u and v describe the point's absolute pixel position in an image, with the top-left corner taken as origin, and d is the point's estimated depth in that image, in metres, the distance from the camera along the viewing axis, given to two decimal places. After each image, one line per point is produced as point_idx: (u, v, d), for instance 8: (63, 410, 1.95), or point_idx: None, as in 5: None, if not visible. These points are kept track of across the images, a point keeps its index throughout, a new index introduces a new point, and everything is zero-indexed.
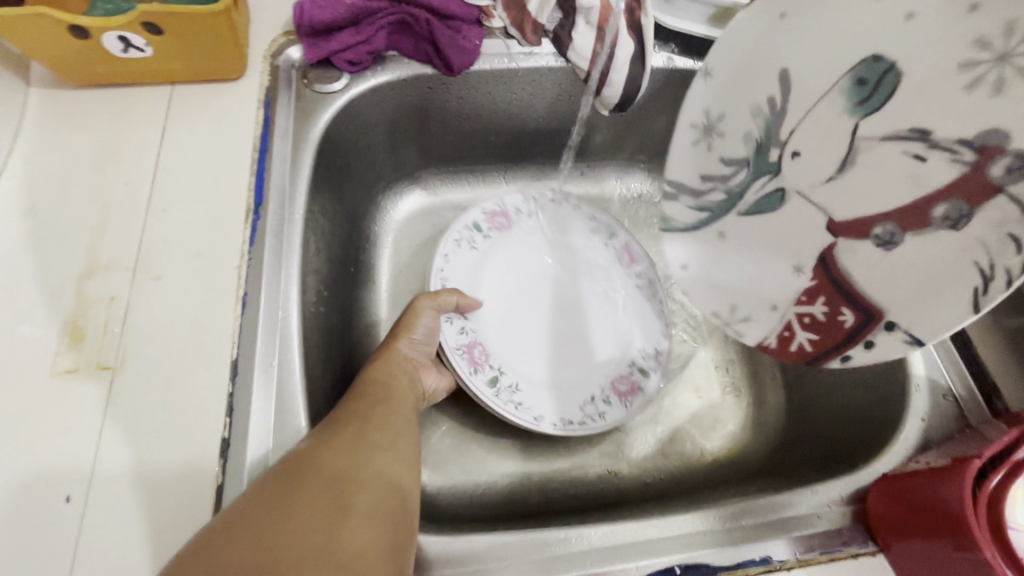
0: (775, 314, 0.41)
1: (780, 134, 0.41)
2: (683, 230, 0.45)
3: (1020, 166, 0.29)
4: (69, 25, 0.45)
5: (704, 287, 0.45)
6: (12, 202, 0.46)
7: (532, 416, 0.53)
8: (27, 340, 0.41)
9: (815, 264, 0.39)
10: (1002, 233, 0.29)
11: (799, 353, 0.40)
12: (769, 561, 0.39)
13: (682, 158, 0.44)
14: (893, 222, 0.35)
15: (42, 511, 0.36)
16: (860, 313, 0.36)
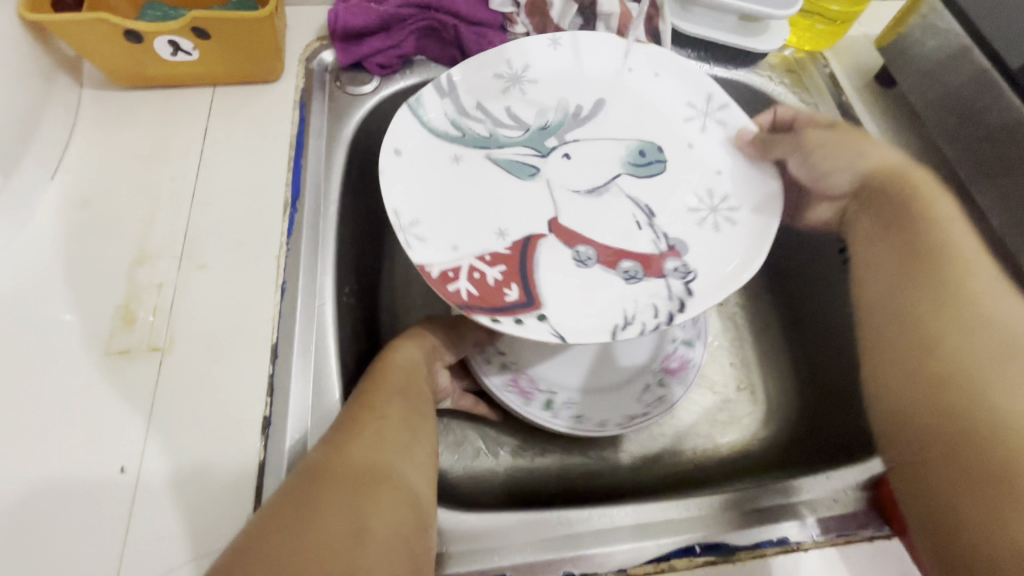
0: (450, 253, 0.43)
1: (563, 134, 0.50)
2: (427, 126, 0.48)
3: (678, 269, 0.43)
4: (125, 30, 0.48)
5: (413, 173, 0.45)
6: (69, 194, 0.49)
7: (597, 423, 0.56)
8: (82, 322, 0.44)
9: (516, 242, 0.44)
10: (651, 301, 0.42)
11: (455, 296, 0.40)
12: (786, 541, 0.40)
13: (484, 83, 0.51)
14: (595, 251, 0.45)
15: (101, 479, 0.39)
16: (522, 294, 0.41)
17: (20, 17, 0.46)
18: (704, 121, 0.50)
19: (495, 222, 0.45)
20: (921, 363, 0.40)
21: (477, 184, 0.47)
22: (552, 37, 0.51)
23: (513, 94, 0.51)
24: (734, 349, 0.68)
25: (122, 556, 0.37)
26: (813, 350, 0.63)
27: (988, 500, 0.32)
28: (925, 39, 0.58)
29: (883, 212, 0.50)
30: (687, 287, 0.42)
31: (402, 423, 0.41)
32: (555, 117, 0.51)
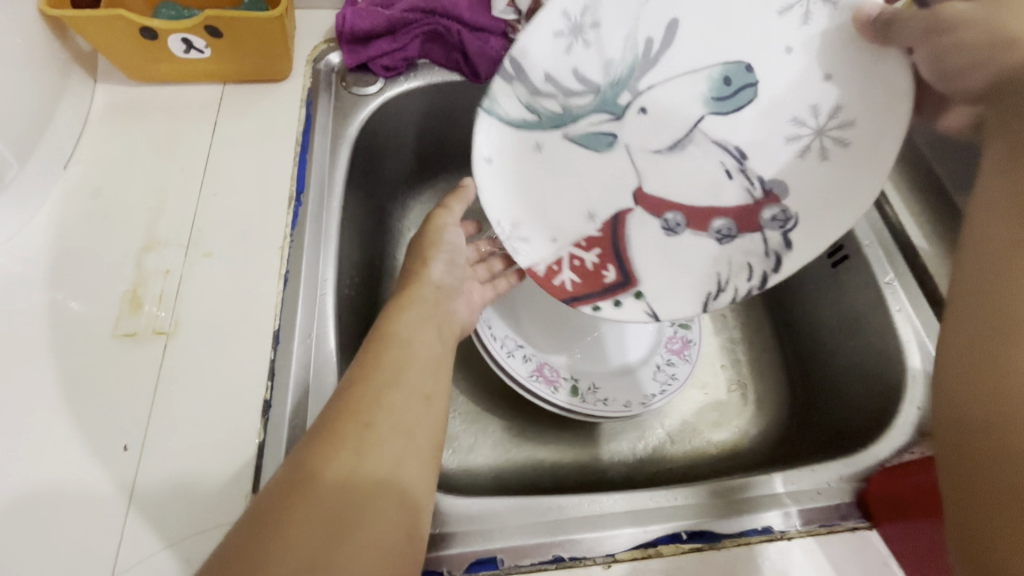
0: (552, 246, 0.48)
1: (637, 83, 0.47)
2: (506, 120, 0.46)
3: (776, 219, 0.46)
4: (141, 27, 0.50)
5: (502, 182, 0.47)
6: (80, 183, 0.51)
7: (622, 404, 0.59)
8: (91, 304, 0.45)
9: (607, 221, 0.48)
10: (747, 260, 0.47)
11: (561, 289, 0.47)
12: (770, 530, 0.41)
13: (546, 46, 0.44)
14: (683, 216, 0.48)
15: (104, 456, 0.40)
16: (620, 274, 0.48)
17: (41, 12, 0.48)
18: (806, 5, 0.41)
19: (586, 205, 0.49)
20: (996, 373, 0.28)
21: (563, 164, 0.48)
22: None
23: (580, 50, 0.45)
24: (726, 351, 0.69)
25: (124, 529, 0.38)
26: (804, 352, 0.64)
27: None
28: None
29: (999, 109, 0.35)
30: (786, 239, 0.46)
31: (400, 415, 0.37)
32: (627, 61, 0.46)
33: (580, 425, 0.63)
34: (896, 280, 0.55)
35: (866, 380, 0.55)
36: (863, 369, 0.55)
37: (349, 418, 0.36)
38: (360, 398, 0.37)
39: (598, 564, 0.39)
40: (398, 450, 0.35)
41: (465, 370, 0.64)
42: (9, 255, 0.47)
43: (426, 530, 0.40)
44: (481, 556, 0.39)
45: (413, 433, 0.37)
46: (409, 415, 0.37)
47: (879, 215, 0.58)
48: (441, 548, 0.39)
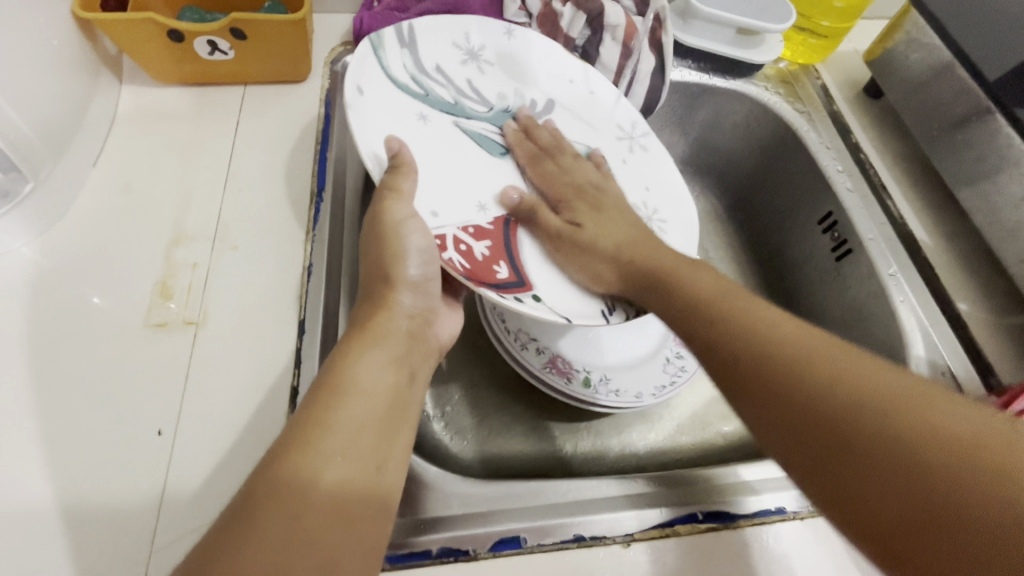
0: (434, 220, 0.44)
1: (525, 121, 0.57)
2: (390, 75, 0.49)
3: None
4: (168, 30, 0.52)
5: (380, 115, 0.46)
6: (108, 180, 0.52)
7: (634, 395, 0.60)
8: (122, 296, 0.47)
9: (497, 218, 0.49)
10: (620, 290, 0.49)
11: (451, 266, 0.42)
12: (784, 511, 0.43)
13: (444, 51, 0.54)
14: (566, 237, 0.51)
15: (136, 440, 0.41)
16: (512, 273, 0.45)
17: (74, 14, 0.50)
18: (632, 144, 0.62)
19: (475, 197, 0.49)
20: (880, 474, 0.28)
21: (448, 143, 0.50)
22: (508, 29, 0.58)
23: (472, 69, 0.56)
24: None
25: (158, 510, 0.39)
26: None
27: (984, 491, 0.25)
28: (908, 52, 0.62)
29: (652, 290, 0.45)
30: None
31: (340, 496, 0.31)
32: (514, 104, 0.58)
33: (592, 416, 0.64)
34: (899, 272, 0.56)
35: None
36: None
37: (284, 494, 0.29)
38: (299, 469, 0.30)
39: (618, 543, 0.41)
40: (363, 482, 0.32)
41: (478, 363, 0.65)
42: (42, 249, 0.48)
43: (450, 511, 0.41)
44: (505, 535, 0.40)
45: (354, 521, 0.31)
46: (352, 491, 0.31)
47: (885, 214, 0.60)
48: (466, 528, 0.40)
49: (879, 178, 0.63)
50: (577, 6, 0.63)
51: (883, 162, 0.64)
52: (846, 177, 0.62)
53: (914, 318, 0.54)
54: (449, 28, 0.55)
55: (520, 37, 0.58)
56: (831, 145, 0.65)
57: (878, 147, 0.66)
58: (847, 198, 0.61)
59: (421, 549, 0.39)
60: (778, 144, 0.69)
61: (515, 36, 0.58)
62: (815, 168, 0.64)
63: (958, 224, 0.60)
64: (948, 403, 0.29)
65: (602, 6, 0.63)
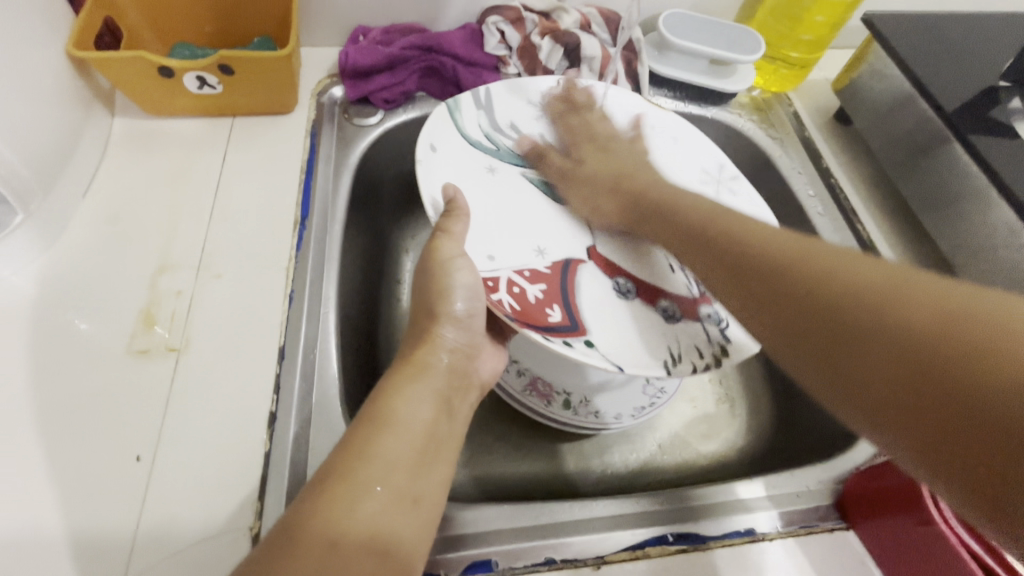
0: (489, 262, 0.47)
1: (590, 170, 0.58)
2: (461, 133, 0.54)
3: (712, 315, 0.48)
4: (159, 67, 0.54)
5: (451, 168, 0.51)
6: (96, 210, 0.54)
7: (612, 417, 0.61)
8: (107, 324, 0.48)
9: (555, 262, 0.50)
10: (692, 341, 0.46)
11: (500, 307, 0.44)
12: (753, 531, 0.44)
13: (518, 111, 0.58)
14: (632, 283, 0.50)
15: (115, 466, 0.42)
16: (566, 318, 0.45)
17: (67, 52, 0.52)
18: (717, 186, 0.58)
19: (535, 241, 0.51)
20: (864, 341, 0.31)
21: (503, 198, 0.52)
22: (585, 84, 0.61)
23: (543, 125, 0.59)
24: (714, 364, 0.72)
25: (134, 536, 0.39)
26: None
27: (917, 330, 0.29)
28: (873, 83, 0.65)
29: (642, 209, 0.51)
30: (726, 335, 0.47)
31: (383, 519, 0.32)
32: (586, 154, 0.59)
33: (574, 436, 0.64)
34: None
35: None
36: None
37: (330, 516, 0.30)
38: (335, 502, 0.31)
39: (588, 566, 0.41)
40: (396, 510, 0.33)
41: None
42: (29, 278, 0.50)
43: None
44: (479, 559, 0.41)
45: (387, 552, 0.31)
46: (392, 520, 0.32)
47: (855, 238, 0.62)
48: (438, 551, 0.41)
49: (849, 202, 0.65)
50: (555, 39, 0.65)
51: (853, 187, 0.66)
52: (817, 202, 0.64)
53: None
54: (524, 90, 0.59)
55: (611, 96, 0.62)
56: (802, 170, 0.67)
57: (848, 172, 0.68)
58: (819, 222, 0.63)
59: None
60: (753, 169, 0.71)
61: (600, 92, 0.61)
62: (788, 193, 0.67)
63: (926, 246, 0.62)
64: (858, 263, 0.34)
65: (579, 39, 0.65)
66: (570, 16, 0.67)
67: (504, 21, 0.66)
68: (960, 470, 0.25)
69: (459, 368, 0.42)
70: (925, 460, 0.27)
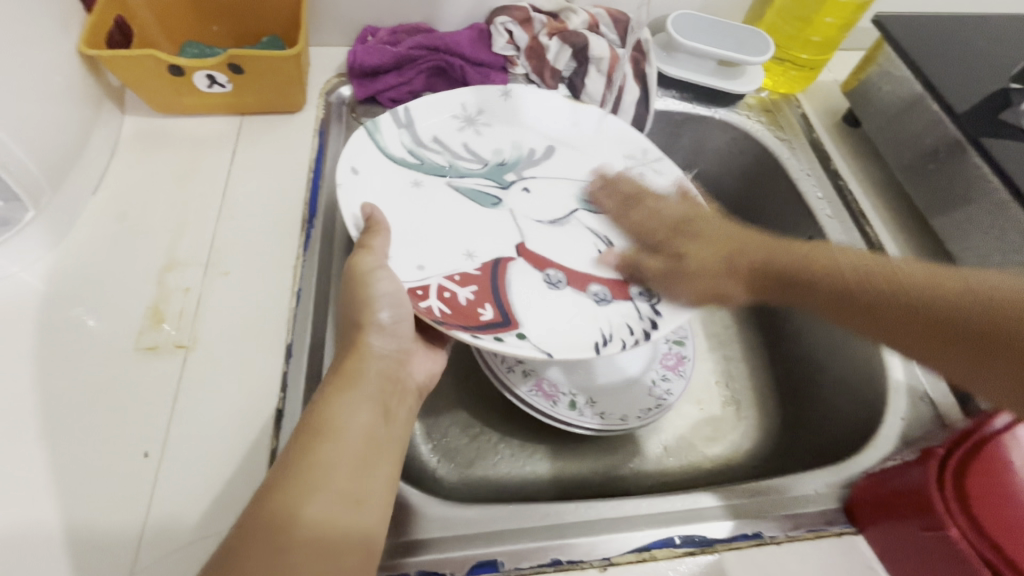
0: (417, 273, 0.47)
1: (520, 170, 0.58)
2: (385, 152, 0.53)
3: (642, 292, 0.50)
4: (169, 65, 0.54)
5: (370, 189, 0.50)
6: (105, 207, 0.54)
7: (619, 418, 0.61)
8: (116, 320, 0.48)
9: (486, 262, 0.50)
10: (624, 320, 0.48)
11: (428, 312, 0.44)
12: (760, 535, 0.43)
13: (440, 122, 0.58)
14: (563, 273, 0.51)
15: (122, 463, 0.42)
16: (498, 314, 0.46)
17: (79, 50, 0.52)
18: (644, 168, 0.58)
19: (463, 245, 0.51)
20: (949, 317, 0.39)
21: (432, 206, 0.52)
22: (504, 90, 0.60)
23: (468, 133, 0.58)
24: (720, 368, 0.71)
25: (141, 533, 0.39)
26: (794, 366, 0.67)
27: (952, 304, 0.39)
28: (883, 84, 0.64)
29: (774, 285, 0.48)
30: (656, 309, 0.48)
31: (328, 523, 0.33)
32: (511, 156, 0.58)
33: (579, 438, 0.64)
34: None
35: (851, 390, 0.57)
36: (849, 383, 0.58)
37: (275, 527, 0.31)
38: (282, 506, 0.32)
39: (595, 567, 0.41)
40: (342, 509, 0.34)
41: (466, 385, 0.66)
42: (40, 274, 0.50)
43: (429, 534, 0.41)
44: (482, 559, 0.41)
45: (337, 551, 0.32)
46: (337, 524, 0.33)
47: (863, 241, 0.62)
48: (444, 551, 0.41)
49: (858, 205, 0.64)
50: (562, 40, 0.65)
51: (862, 189, 0.66)
52: (826, 205, 0.64)
53: None
54: (423, 104, 0.57)
55: (517, 95, 0.60)
56: (811, 172, 0.67)
57: (857, 175, 0.67)
58: (828, 225, 0.63)
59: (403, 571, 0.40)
60: (761, 170, 0.71)
61: (512, 94, 0.60)
62: (796, 195, 0.66)
63: (937, 250, 0.61)
64: (849, 261, 0.45)
65: (586, 40, 0.65)
66: (578, 16, 0.67)
67: (513, 22, 0.66)
68: (1004, 368, 0.37)
69: (394, 372, 0.43)
70: (1021, 396, 0.36)
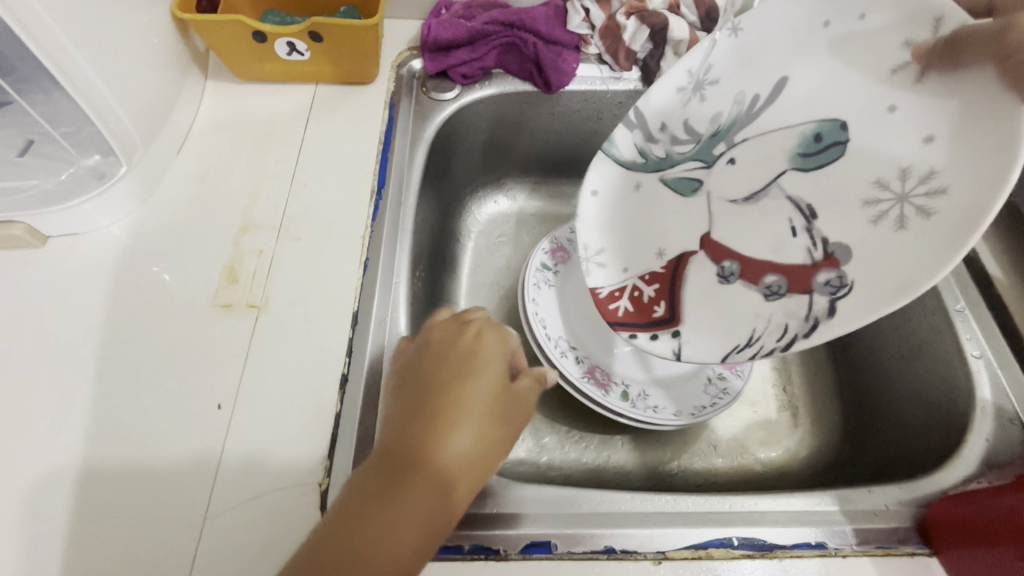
0: (622, 275, 0.50)
1: (733, 136, 0.45)
2: (619, 161, 0.50)
3: (829, 284, 0.38)
4: (253, 32, 0.56)
5: (603, 216, 0.50)
6: (188, 168, 0.57)
7: (672, 413, 0.59)
8: (196, 277, 0.50)
9: (672, 259, 0.48)
10: (785, 321, 0.40)
11: (613, 312, 0.49)
12: (825, 546, 0.41)
13: (664, 98, 0.48)
14: (739, 264, 0.44)
15: (198, 412, 0.44)
16: (668, 311, 0.47)
17: (172, 14, 0.54)
18: (901, 208, 0.35)
19: (656, 243, 0.49)
20: None
21: (653, 214, 0.50)
22: (861, 10, 0.38)
23: (692, 103, 0.47)
24: (779, 371, 0.69)
25: (215, 479, 0.42)
26: (859, 376, 0.63)
27: None
28: None
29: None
30: (833, 307, 0.37)
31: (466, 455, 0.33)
32: (730, 116, 0.45)
33: (627, 430, 0.63)
34: (966, 308, 0.53)
35: (930, 408, 0.53)
36: (925, 398, 0.54)
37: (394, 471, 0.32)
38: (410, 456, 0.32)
39: (649, 560, 0.40)
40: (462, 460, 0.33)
41: None
42: (128, 229, 0.53)
43: (484, 509, 0.42)
44: (537, 539, 0.41)
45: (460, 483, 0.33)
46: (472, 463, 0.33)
47: None
48: (490, 528, 0.41)
49: None
50: (641, 20, 0.62)
51: None
52: None
53: (981, 360, 0.51)
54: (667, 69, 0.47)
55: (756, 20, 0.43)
56: None
57: None
58: None
59: (453, 543, 0.40)
60: None
61: (743, 30, 0.43)
62: None
63: None
64: None
65: (667, 19, 0.62)
66: None
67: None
68: None
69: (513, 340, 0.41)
70: None
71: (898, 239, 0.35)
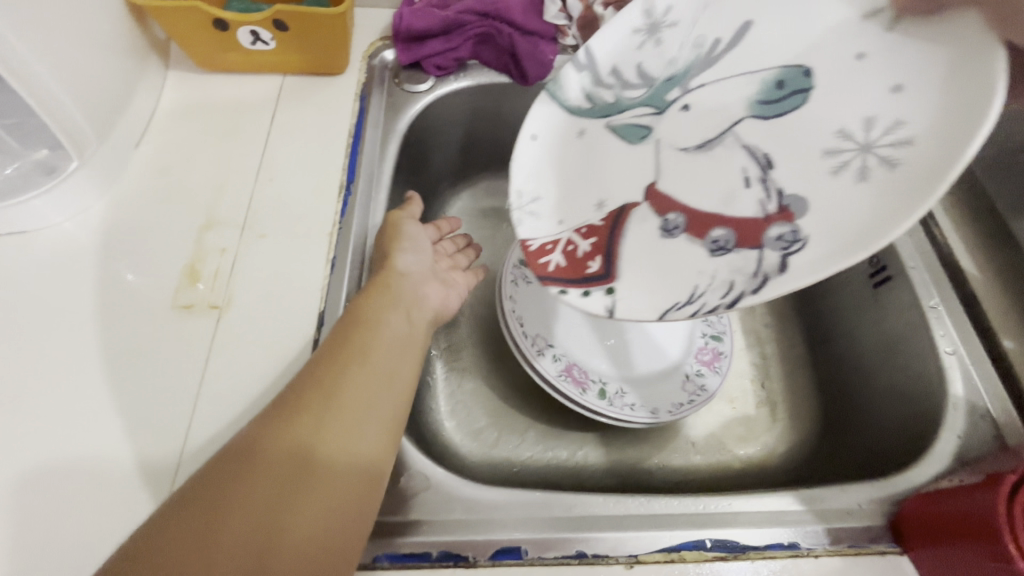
0: (557, 228, 0.44)
1: (688, 81, 0.45)
2: (564, 105, 0.48)
3: (782, 239, 0.35)
4: (214, 20, 0.53)
5: (540, 161, 0.47)
6: (148, 161, 0.54)
7: (649, 411, 0.58)
8: (154, 275, 0.48)
9: (612, 212, 0.44)
10: (730, 277, 0.36)
11: (541, 267, 0.42)
12: (797, 546, 0.41)
13: (619, 40, 0.47)
14: (685, 218, 0.41)
15: (155, 418, 0.42)
16: (603, 267, 0.41)
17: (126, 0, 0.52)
18: (864, 159, 0.35)
19: (597, 195, 0.45)
20: None
21: (591, 166, 0.46)
22: None
23: (648, 47, 0.47)
24: (758, 368, 0.69)
25: (172, 486, 0.40)
26: (837, 371, 0.63)
27: None
28: None
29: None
30: (783, 261, 0.34)
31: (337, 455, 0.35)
32: (685, 61, 0.45)
33: (605, 429, 0.63)
34: (941, 305, 0.53)
35: (907, 403, 0.53)
36: (902, 392, 0.54)
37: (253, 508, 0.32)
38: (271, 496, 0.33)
39: (621, 564, 0.39)
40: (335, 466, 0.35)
41: (494, 366, 0.65)
42: (84, 225, 0.50)
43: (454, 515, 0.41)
44: (507, 545, 0.40)
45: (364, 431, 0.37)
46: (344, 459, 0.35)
47: (931, 245, 0.56)
48: (458, 534, 0.40)
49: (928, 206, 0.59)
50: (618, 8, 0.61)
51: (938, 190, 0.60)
52: None
53: (955, 357, 0.51)
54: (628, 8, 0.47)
55: None
56: None
57: None
58: None
59: (420, 552, 0.40)
60: None
61: None
62: None
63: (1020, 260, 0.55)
64: None
65: None
66: None
67: None
68: None
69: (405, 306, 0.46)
70: None
71: (856, 189, 0.34)
